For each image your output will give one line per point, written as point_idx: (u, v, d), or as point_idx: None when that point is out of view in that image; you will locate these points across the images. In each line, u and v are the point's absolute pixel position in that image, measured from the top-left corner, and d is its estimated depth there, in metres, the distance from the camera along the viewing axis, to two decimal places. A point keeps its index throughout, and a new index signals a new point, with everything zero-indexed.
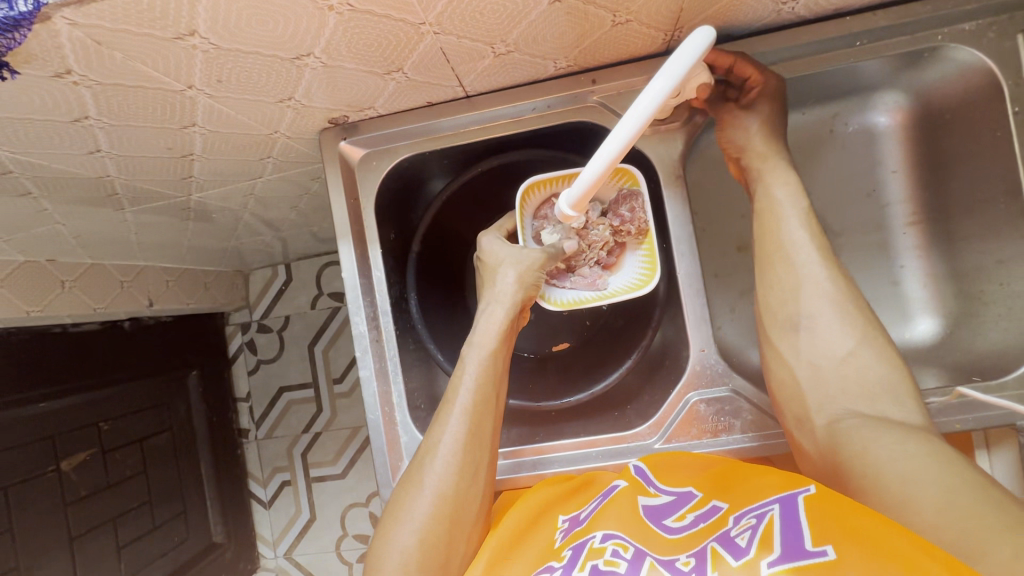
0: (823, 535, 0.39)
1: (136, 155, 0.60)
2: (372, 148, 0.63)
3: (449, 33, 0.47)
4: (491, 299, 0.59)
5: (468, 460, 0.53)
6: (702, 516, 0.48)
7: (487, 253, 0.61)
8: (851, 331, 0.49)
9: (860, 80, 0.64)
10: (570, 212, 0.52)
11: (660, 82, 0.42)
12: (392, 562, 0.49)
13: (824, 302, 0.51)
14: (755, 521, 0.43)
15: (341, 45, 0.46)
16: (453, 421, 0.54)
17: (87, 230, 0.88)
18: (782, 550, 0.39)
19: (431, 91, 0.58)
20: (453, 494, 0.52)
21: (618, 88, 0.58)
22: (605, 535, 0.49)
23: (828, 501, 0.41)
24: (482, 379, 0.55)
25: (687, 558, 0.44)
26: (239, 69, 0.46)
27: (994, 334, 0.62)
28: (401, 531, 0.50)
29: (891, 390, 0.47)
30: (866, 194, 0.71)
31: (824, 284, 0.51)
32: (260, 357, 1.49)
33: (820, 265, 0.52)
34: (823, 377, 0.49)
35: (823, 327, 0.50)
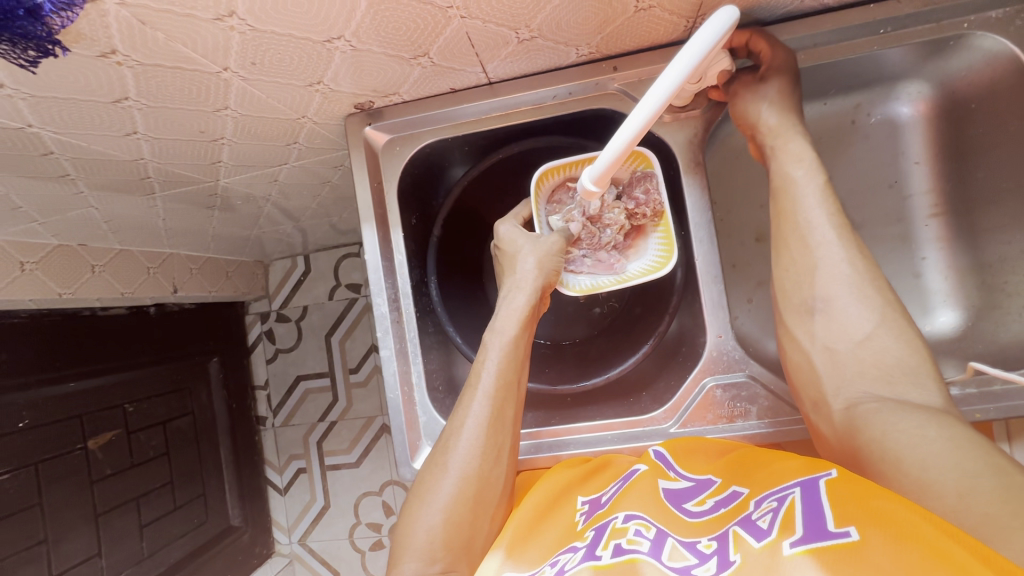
0: (846, 515, 0.39)
1: (170, 138, 0.62)
2: (396, 133, 0.64)
3: (475, 18, 0.48)
4: (512, 286, 0.60)
5: (490, 443, 0.54)
6: (722, 501, 0.49)
7: (506, 241, 0.63)
8: (867, 312, 0.49)
9: (884, 70, 0.63)
10: (592, 187, 0.53)
11: (682, 62, 0.42)
12: (418, 542, 0.50)
13: (841, 284, 0.50)
14: (776, 503, 0.43)
15: (372, 29, 0.47)
16: (473, 404, 0.54)
17: (119, 216, 0.92)
18: (804, 531, 0.39)
19: (454, 78, 0.59)
20: (475, 477, 0.52)
21: (639, 75, 0.59)
22: (627, 516, 0.50)
23: (850, 484, 0.41)
24: (504, 364, 0.56)
25: (709, 541, 0.44)
26: (273, 51, 0.48)
27: (1017, 325, 0.62)
28: (426, 512, 0.51)
29: (909, 372, 0.46)
30: (887, 185, 0.71)
31: (842, 267, 0.50)
32: (279, 346, 1.52)
33: (837, 246, 0.51)
34: (841, 360, 0.49)
35: (839, 309, 0.50)
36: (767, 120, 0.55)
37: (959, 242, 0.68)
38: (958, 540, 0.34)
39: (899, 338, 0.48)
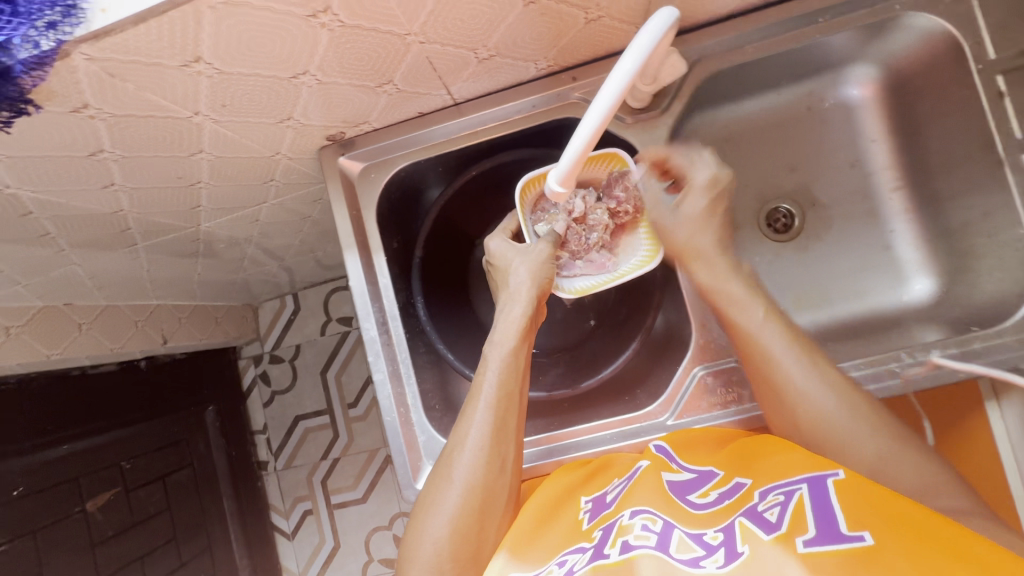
0: (858, 518, 0.40)
1: (147, 187, 0.63)
2: (370, 161, 0.66)
3: (433, 42, 0.50)
4: (507, 299, 0.60)
5: (494, 452, 0.54)
6: (725, 494, 0.49)
7: (498, 256, 0.64)
8: (784, 337, 0.55)
9: (829, 56, 0.67)
10: (559, 188, 0.53)
11: (631, 56, 0.44)
12: (424, 552, 0.51)
13: (796, 377, 0.53)
14: (784, 497, 0.44)
15: (336, 63, 0.49)
16: (476, 413, 0.55)
17: (103, 272, 0.92)
18: (817, 529, 0.40)
19: (421, 102, 0.61)
20: (480, 488, 0.53)
21: (597, 83, 0.61)
22: (634, 511, 0.49)
23: (861, 486, 0.42)
24: (504, 374, 0.56)
25: (715, 532, 0.45)
26: (242, 92, 0.49)
27: (989, 284, 0.63)
28: (432, 523, 0.52)
29: (833, 386, 0.53)
30: (848, 165, 0.74)
31: (785, 356, 0.54)
32: (274, 388, 1.51)
33: (772, 329, 0.55)
34: (778, 395, 0.54)
35: (804, 412, 0.53)
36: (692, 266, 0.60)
37: (924, 212, 0.70)
38: (976, 553, 0.36)
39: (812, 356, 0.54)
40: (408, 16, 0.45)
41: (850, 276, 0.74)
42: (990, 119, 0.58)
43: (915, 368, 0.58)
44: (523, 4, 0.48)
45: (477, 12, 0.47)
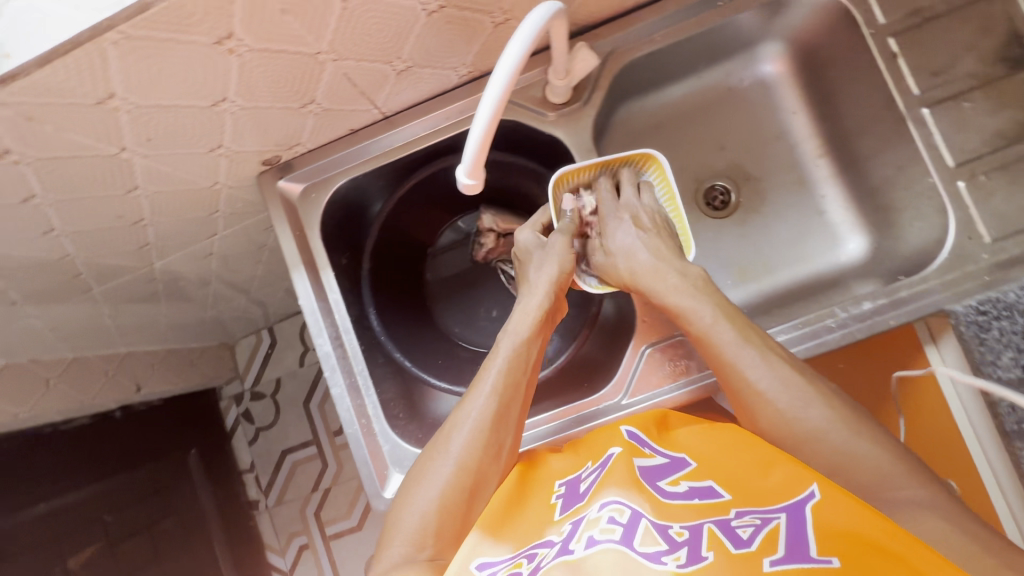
0: (829, 543, 0.36)
1: (90, 229, 0.64)
2: (309, 181, 0.68)
3: (346, 59, 0.52)
4: (526, 292, 0.62)
5: (492, 439, 0.54)
6: (698, 490, 0.46)
7: (524, 249, 0.65)
8: (733, 333, 0.53)
9: (737, 37, 0.70)
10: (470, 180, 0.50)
11: (505, 62, 0.42)
12: (408, 523, 0.50)
13: (732, 346, 0.52)
14: (760, 521, 0.40)
15: (252, 87, 0.51)
16: (480, 395, 0.56)
17: (64, 325, 0.92)
18: (787, 551, 0.37)
19: (350, 119, 0.63)
20: (475, 468, 0.52)
21: (518, 84, 0.64)
22: (603, 504, 0.46)
23: (837, 509, 0.39)
24: (511, 364, 0.57)
25: (680, 528, 0.42)
26: (165, 124, 0.51)
27: (914, 235, 0.66)
28: (421, 495, 0.52)
29: (768, 357, 0.52)
30: (774, 138, 0.77)
31: (719, 326, 0.53)
32: (258, 424, 1.50)
33: (702, 300, 0.55)
34: (734, 394, 0.53)
35: (750, 381, 0.51)
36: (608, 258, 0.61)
37: (849, 175, 0.73)
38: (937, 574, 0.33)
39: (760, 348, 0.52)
40: (315, 35, 0.47)
41: (789, 243, 0.76)
42: (888, 79, 0.61)
43: (850, 321, 0.60)
44: (426, 13, 0.50)
45: (383, 25, 0.49)
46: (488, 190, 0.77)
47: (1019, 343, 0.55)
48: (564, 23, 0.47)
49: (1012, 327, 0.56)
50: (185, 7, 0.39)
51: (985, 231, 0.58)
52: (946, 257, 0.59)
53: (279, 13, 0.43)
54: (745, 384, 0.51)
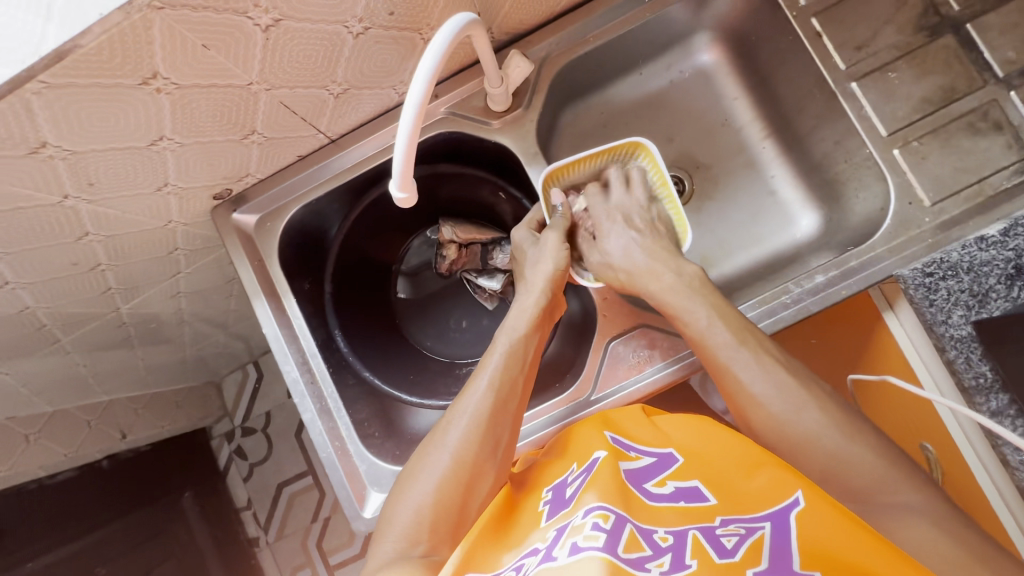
0: (812, 557, 0.36)
1: (46, 280, 0.64)
2: (263, 211, 0.68)
3: (280, 87, 0.53)
4: (523, 290, 0.62)
5: (489, 432, 0.50)
6: (683, 492, 0.46)
7: (519, 249, 0.66)
8: (727, 334, 0.53)
9: (669, 30, 0.72)
10: (401, 192, 0.48)
11: (428, 56, 0.41)
12: (401, 518, 0.46)
13: (729, 351, 0.52)
14: (744, 530, 0.40)
15: (188, 123, 0.51)
16: (478, 386, 0.53)
17: (37, 379, 0.91)
18: (771, 564, 0.37)
19: (297, 145, 0.64)
20: (472, 462, 0.49)
21: (459, 96, 0.66)
22: (587, 509, 0.42)
23: (821, 519, 0.39)
24: (508, 358, 0.55)
25: (665, 533, 0.41)
26: (105, 167, 0.51)
27: (859, 204, 0.68)
28: (415, 489, 0.48)
29: (769, 363, 0.51)
30: (719, 125, 0.78)
31: (716, 331, 0.53)
32: (251, 460, 1.48)
33: (700, 307, 0.55)
34: (728, 394, 0.53)
35: (749, 386, 0.51)
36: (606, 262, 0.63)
37: (794, 153, 0.75)
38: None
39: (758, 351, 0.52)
40: (243, 66, 0.48)
41: (745, 226, 0.77)
42: (816, 57, 0.63)
43: (804, 296, 0.61)
44: (353, 35, 0.51)
45: (311, 51, 0.50)
46: (447, 204, 0.77)
47: (967, 301, 0.56)
48: (485, 32, 0.49)
49: (959, 286, 0.56)
50: (106, 52, 0.40)
51: (923, 195, 0.60)
52: (890, 223, 0.60)
53: (202, 48, 0.44)
54: (738, 385, 0.51)
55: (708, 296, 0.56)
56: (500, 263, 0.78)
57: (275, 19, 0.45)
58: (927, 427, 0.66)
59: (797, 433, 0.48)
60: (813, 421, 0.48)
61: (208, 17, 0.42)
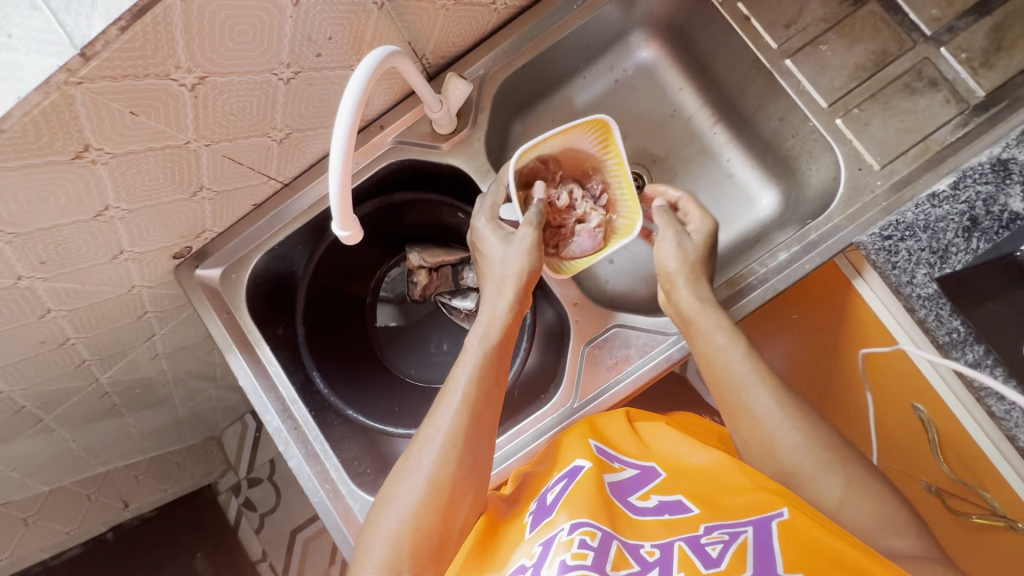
0: (793, 560, 0.38)
1: (16, 362, 0.64)
2: (225, 264, 0.68)
3: (219, 141, 0.53)
4: (491, 288, 0.56)
5: (465, 449, 0.48)
6: (667, 505, 0.46)
7: (485, 240, 0.59)
8: (767, 391, 0.49)
9: (604, 32, 0.73)
10: (345, 231, 0.49)
11: (348, 92, 0.42)
12: (379, 545, 0.45)
13: (764, 395, 0.49)
14: (727, 536, 0.41)
15: (131, 189, 0.51)
16: (448, 404, 0.50)
17: (26, 461, 0.89)
18: (755, 570, 0.38)
19: (250, 194, 0.64)
20: (450, 483, 0.47)
21: (404, 124, 0.67)
22: (574, 524, 0.42)
23: (802, 524, 0.40)
24: (480, 368, 0.52)
25: (652, 547, 0.42)
26: (56, 244, 0.52)
27: (813, 177, 0.68)
28: (389, 515, 0.46)
29: (798, 416, 0.49)
30: (669, 117, 0.79)
31: (743, 366, 0.51)
32: (261, 510, 1.40)
33: (737, 348, 0.51)
34: (730, 412, 0.51)
35: (774, 431, 0.48)
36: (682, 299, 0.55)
37: (746, 135, 0.75)
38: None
39: (764, 375, 0.50)
40: (178, 126, 0.48)
41: (708, 212, 0.78)
42: (747, 39, 0.65)
43: (770, 275, 0.61)
44: (284, 80, 0.51)
45: (246, 102, 0.51)
46: (412, 231, 0.77)
47: (928, 259, 0.56)
48: (410, 60, 0.49)
49: (918, 245, 0.57)
50: (30, 132, 0.40)
51: (872, 159, 0.61)
52: (844, 190, 0.61)
53: (130, 115, 0.44)
54: (749, 407, 0.50)
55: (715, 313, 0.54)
56: (471, 282, 0.78)
57: (199, 77, 0.46)
58: (908, 389, 0.65)
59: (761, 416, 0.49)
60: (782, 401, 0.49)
61: (131, 84, 0.42)
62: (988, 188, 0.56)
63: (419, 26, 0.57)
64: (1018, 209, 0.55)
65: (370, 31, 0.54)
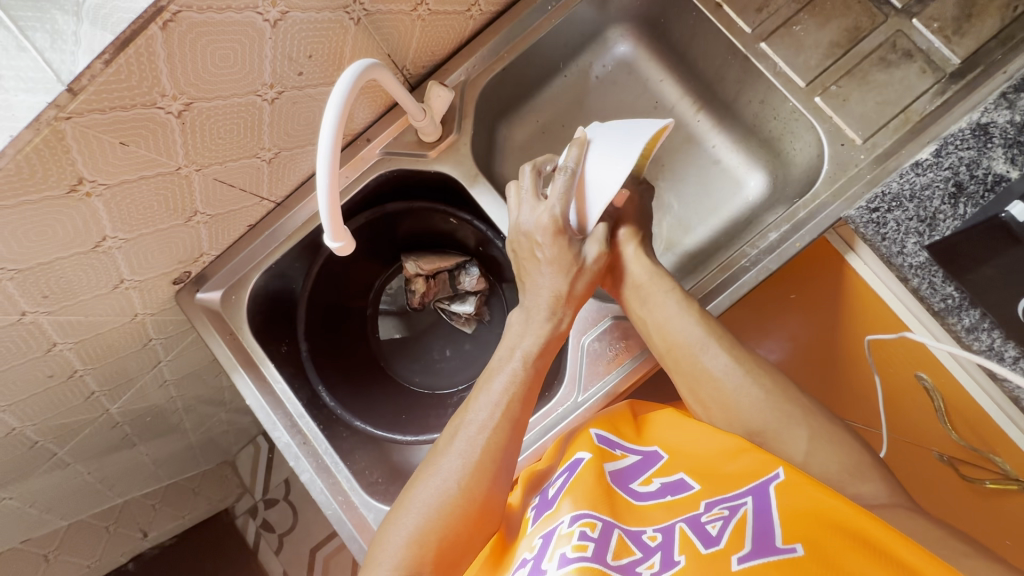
0: (793, 531, 0.38)
1: (25, 397, 0.65)
2: (224, 285, 0.69)
3: (210, 164, 0.54)
4: (535, 295, 0.56)
5: (492, 457, 0.48)
6: (669, 486, 0.48)
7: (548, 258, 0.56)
8: (723, 352, 0.52)
9: (581, 29, 0.74)
10: (336, 242, 0.49)
11: (327, 112, 0.43)
12: (395, 547, 0.45)
13: (718, 356, 0.52)
14: (727, 512, 0.42)
15: (127, 217, 0.52)
16: (480, 418, 0.50)
17: (44, 497, 0.90)
18: (754, 545, 0.38)
19: (244, 215, 0.65)
20: (477, 490, 0.47)
21: (390, 135, 0.68)
22: (575, 515, 0.44)
23: (799, 493, 0.41)
24: (512, 380, 0.52)
25: (653, 531, 0.43)
26: (57, 278, 0.53)
27: (797, 155, 0.69)
28: (409, 516, 0.47)
29: (754, 374, 0.52)
30: (652, 108, 0.80)
31: (693, 330, 0.54)
32: (280, 531, 1.40)
33: (688, 315, 0.55)
34: (689, 378, 0.54)
35: (731, 389, 0.51)
36: (636, 276, 0.58)
37: (729, 120, 0.76)
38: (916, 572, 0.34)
39: (717, 334, 0.53)
40: (168, 152, 0.49)
41: (697, 199, 0.78)
42: (720, 26, 0.66)
43: (762, 256, 0.61)
44: (269, 100, 0.52)
45: (232, 124, 0.52)
46: (407, 240, 0.78)
47: (917, 228, 0.58)
48: (390, 71, 0.50)
49: (905, 215, 0.58)
50: (24, 169, 0.41)
51: (854, 134, 0.61)
52: (829, 166, 0.62)
53: (120, 145, 0.45)
54: (710, 367, 0.52)
55: (664, 279, 0.57)
56: (470, 285, 0.78)
57: (185, 104, 0.47)
58: (908, 358, 0.65)
59: (732, 379, 0.51)
60: (741, 359, 0.52)
61: (118, 115, 0.43)
62: (971, 153, 0.57)
63: (396, 36, 0.58)
64: (1002, 171, 0.56)
65: (349, 46, 0.55)
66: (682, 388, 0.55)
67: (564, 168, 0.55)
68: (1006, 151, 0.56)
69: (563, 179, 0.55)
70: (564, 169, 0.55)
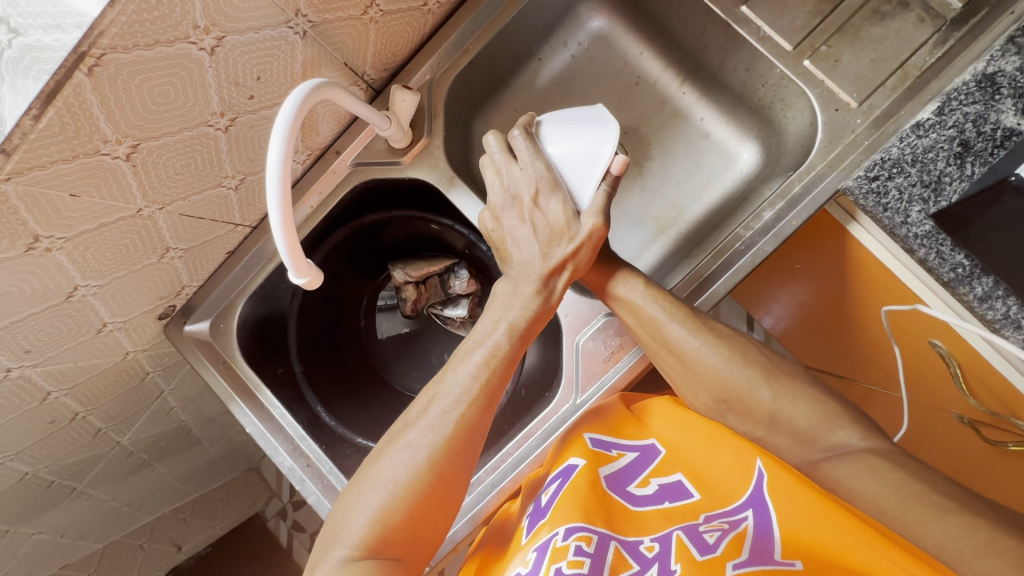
0: (793, 548, 0.40)
1: (31, 444, 0.65)
2: (210, 315, 0.68)
3: (173, 201, 0.52)
4: (519, 271, 0.54)
5: (459, 443, 0.47)
6: (668, 490, 0.48)
7: (537, 232, 0.53)
8: (681, 328, 0.52)
9: (550, 9, 0.70)
10: (306, 278, 0.48)
11: (274, 143, 0.41)
12: (356, 525, 0.45)
13: (679, 333, 0.52)
14: (727, 525, 0.43)
15: (96, 265, 0.51)
16: (455, 391, 0.49)
17: (73, 525, 0.92)
18: (751, 554, 0.40)
19: (221, 244, 0.63)
20: (439, 473, 0.46)
21: (358, 146, 0.65)
22: (568, 529, 0.43)
23: (796, 512, 0.43)
24: (483, 363, 0.50)
25: (650, 541, 0.43)
26: (35, 332, 0.52)
27: (790, 121, 0.64)
28: (369, 493, 0.46)
29: (722, 342, 0.52)
30: (634, 85, 0.76)
31: (653, 311, 0.52)
32: (311, 530, 1.42)
33: (645, 298, 0.53)
34: (653, 354, 0.54)
35: (699, 359, 0.51)
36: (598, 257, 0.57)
37: (716, 90, 0.72)
38: None
39: (671, 310, 0.52)
40: (126, 195, 0.48)
41: (689, 175, 0.75)
42: None
43: (757, 238, 0.58)
44: (224, 128, 0.50)
45: (189, 159, 0.50)
46: (393, 247, 0.76)
47: (922, 194, 0.53)
48: (342, 88, 0.47)
49: (908, 181, 0.53)
50: None
51: (847, 97, 0.57)
52: (823, 135, 0.58)
53: (72, 198, 0.44)
54: (665, 342, 0.52)
55: (617, 265, 0.56)
56: (460, 289, 0.75)
57: (132, 146, 0.45)
58: (923, 326, 0.59)
59: (699, 351, 0.51)
60: (695, 329, 0.52)
61: (63, 168, 0.42)
62: (976, 108, 0.51)
63: (351, 43, 0.55)
64: (1012, 125, 0.51)
65: (301, 61, 0.52)
66: (657, 363, 0.55)
67: (520, 130, 0.54)
68: (1016, 102, 0.50)
69: (526, 141, 0.54)
70: (523, 132, 0.54)
